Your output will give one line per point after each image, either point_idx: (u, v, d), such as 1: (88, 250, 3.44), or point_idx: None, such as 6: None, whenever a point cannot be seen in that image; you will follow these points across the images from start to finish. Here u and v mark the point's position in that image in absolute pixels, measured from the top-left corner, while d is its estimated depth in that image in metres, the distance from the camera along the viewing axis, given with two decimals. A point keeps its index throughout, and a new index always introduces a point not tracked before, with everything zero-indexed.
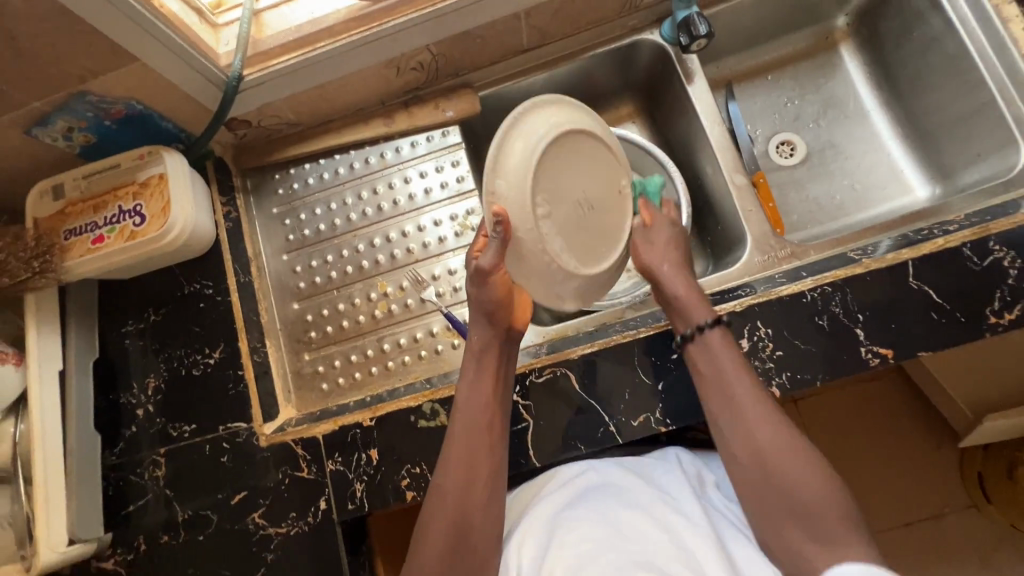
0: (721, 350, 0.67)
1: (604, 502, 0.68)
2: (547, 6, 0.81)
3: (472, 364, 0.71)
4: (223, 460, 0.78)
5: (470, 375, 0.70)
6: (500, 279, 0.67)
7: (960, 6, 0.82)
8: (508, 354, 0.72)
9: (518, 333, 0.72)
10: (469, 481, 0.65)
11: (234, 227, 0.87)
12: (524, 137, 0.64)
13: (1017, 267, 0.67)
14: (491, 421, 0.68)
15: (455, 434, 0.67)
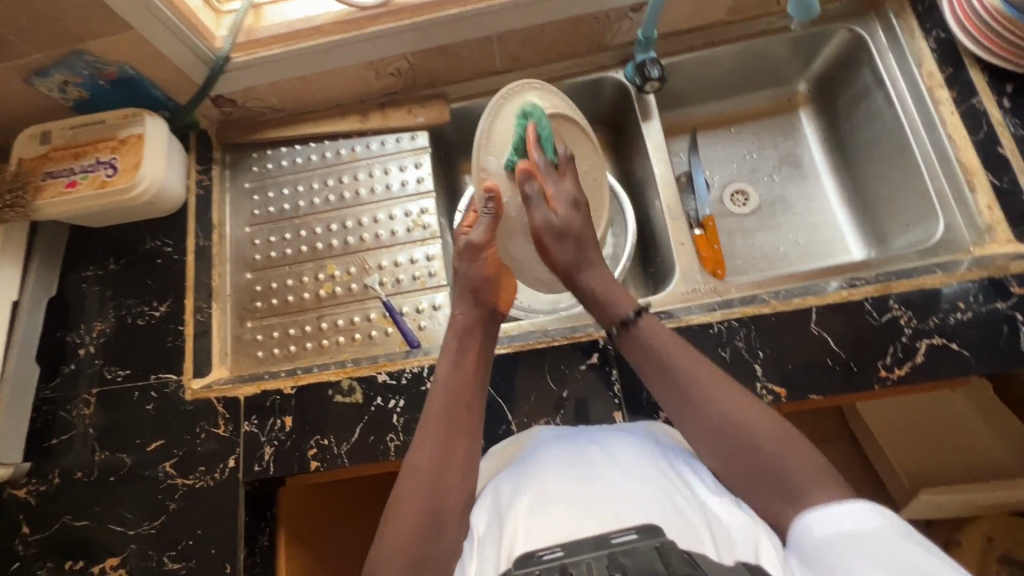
0: (652, 339, 0.68)
1: (574, 448, 0.61)
2: (517, 33, 0.88)
3: (454, 341, 0.72)
4: (148, 408, 0.81)
5: (451, 354, 0.71)
6: (489, 256, 0.73)
7: (898, 84, 0.88)
8: (491, 335, 0.74)
9: (502, 313, 0.75)
10: (443, 459, 0.63)
11: (204, 195, 0.94)
12: (507, 120, 0.74)
13: (912, 327, 0.72)
14: (468, 402, 0.68)
15: (433, 408, 0.67)
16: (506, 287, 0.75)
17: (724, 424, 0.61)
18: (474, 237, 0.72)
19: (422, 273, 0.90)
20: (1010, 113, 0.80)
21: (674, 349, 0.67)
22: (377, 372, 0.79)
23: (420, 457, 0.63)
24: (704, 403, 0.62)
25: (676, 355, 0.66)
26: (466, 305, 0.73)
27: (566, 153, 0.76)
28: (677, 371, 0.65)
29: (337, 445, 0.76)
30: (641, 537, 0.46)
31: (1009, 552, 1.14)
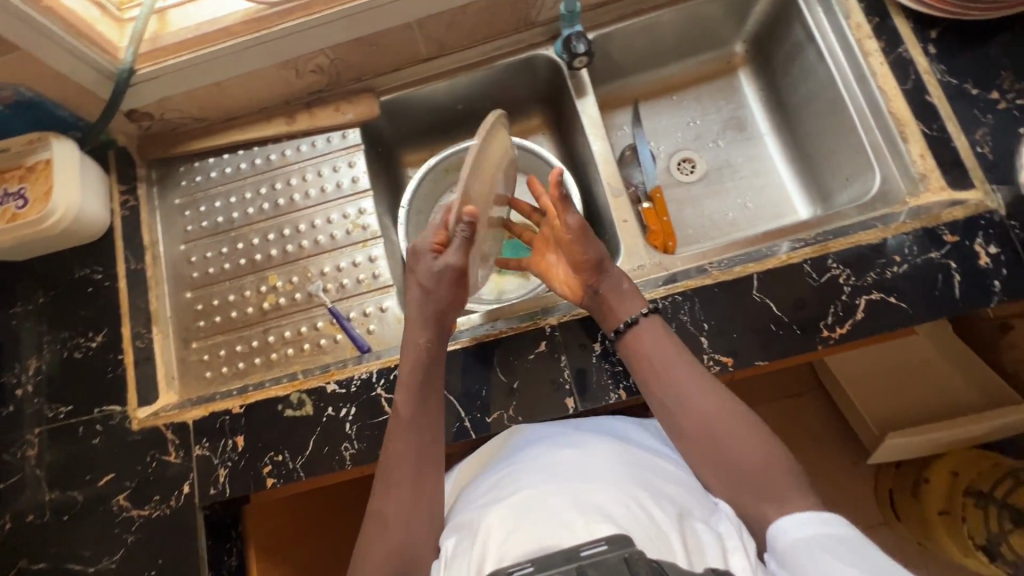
0: (652, 336, 0.69)
1: (549, 459, 0.61)
2: (437, 18, 0.85)
3: (412, 371, 0.69)
4: (95, 442, 0.79)
5: (405, 383, 0.69)
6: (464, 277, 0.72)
7: (829, 37, 0.87)
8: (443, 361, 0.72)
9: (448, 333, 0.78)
10: (405, 493, 0.62)
11: (131, 216, 0.90)
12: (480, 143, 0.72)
13: (851, 284, 0.72)
14: (424, 430, 0.66)
15: (395, 443, 0.65)
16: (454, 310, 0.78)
17: (720, 431, 0.61)
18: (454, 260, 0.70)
19: (367, 275, 0.88)
20: (935, 60, 0.79)
21: (676, 354, 0.67)
22: (326, 382, 0.77)
23: (386, 486, 0.63)
24: (701, 409, 0.62)
25: (678, 359, 0.66)
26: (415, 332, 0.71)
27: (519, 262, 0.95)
28: (679, 373, 0.65)
29: (291, 460, 0.75)
30: (610, 548, 0.46)
31: (973, 484, 1.17)
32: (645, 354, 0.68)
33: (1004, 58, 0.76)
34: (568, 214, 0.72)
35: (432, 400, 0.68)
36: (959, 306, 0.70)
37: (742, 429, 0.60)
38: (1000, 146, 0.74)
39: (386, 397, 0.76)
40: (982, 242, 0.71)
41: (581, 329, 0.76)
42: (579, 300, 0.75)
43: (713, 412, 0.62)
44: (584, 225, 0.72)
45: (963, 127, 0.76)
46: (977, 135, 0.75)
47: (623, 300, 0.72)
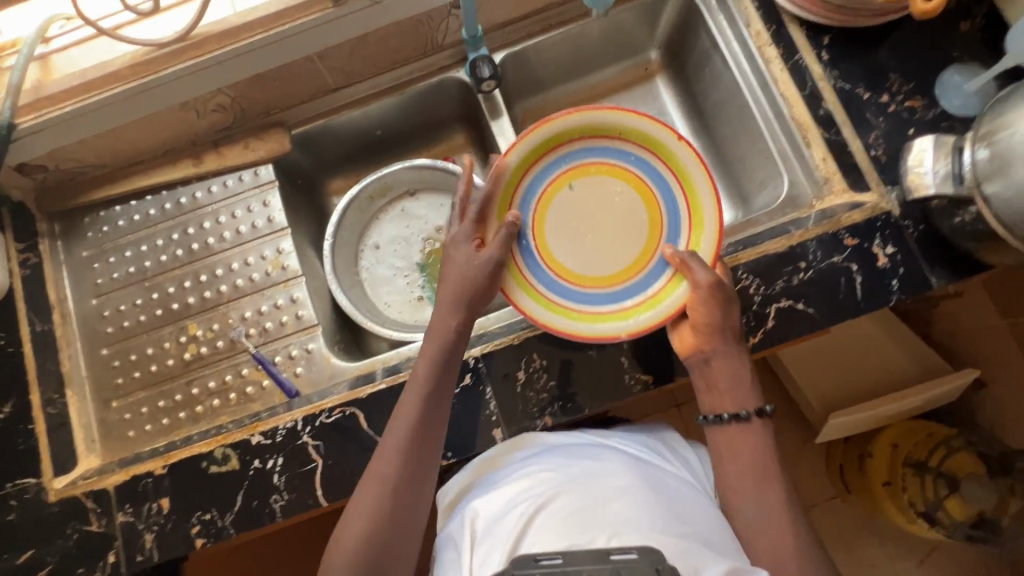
0: (754, 438, 0.65)
1: (579, 465, 0.65)
2: (338, 49, 0.83)
3: (449, 355, 0.68)
4: (9, 519, 0.75)
5: (425, 362, 0.67)
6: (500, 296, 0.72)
7: (732, 45, 0.88)
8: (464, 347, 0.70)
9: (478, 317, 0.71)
10: (404, 471, 0.62)
11: (34, 274, 0.86)
12: (686, 220, 0.74)
13: (761, 294, 0.74)
14: (433, 415, 0.65)
15: (406, 418, 0.65)
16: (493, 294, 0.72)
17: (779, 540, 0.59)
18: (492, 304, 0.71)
19: (290, 316, 0.86)
20: (829, 66, 0.81)
21: (764, 456, 0.64)
22: (250, 434, 0.75)
23: (390, 457, 0.63)
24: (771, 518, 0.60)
25: (763, 460, 0.64)
26: (445, 313, 0.69)
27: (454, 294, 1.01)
28: (763, 477, 0.63)
29: (220, 518, 0.73)
30: (640, 558, 0.48)
31: (911, 454, 1.23)
32: (733, 444, 0.65)
33: (891, 61, 0.79)
34: (696, 274, 0.67)
35: (451, 393, 0.67)
36: (862, 307, 0.72)
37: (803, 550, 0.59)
38: (891, 148, 0.76)
39: (313, 445, 0.74)
40: (880, 243, 0.73)
41: (505, 360, 0.75)
42: (684, 357, 0.70)
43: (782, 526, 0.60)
44: (718, 285, 0.67)
45: (857, 131, 0.78)
46: (870, 138, 0.77)
47: (738, 383, 0.67)
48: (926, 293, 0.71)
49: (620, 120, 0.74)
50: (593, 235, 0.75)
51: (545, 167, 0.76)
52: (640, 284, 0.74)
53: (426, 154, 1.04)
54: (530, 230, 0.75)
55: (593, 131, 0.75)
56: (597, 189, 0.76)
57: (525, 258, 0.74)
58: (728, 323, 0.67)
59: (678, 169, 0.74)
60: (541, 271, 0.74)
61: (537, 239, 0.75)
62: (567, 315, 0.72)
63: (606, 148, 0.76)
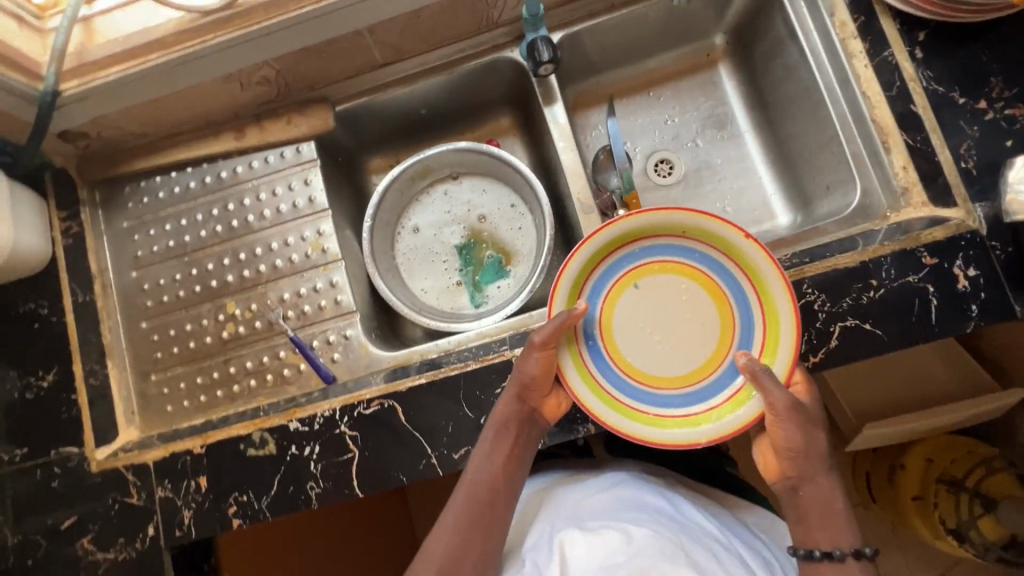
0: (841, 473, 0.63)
1: (668, 524, 0.66)
2: (390, 24, 0.78)
3: (514, 439, 0.68)
4: (53, 485, 0.77)
5: (486, 447, 0.68)
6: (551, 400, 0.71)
7: (812, 36, 0.81)
8: (527, 435, 0.69)
9: (539, 416, 0.70)
10: (462, 544, 0.64)
11: (76, 243, 0.85)
12: (761, 325, 0.69)
13: (826, 311, 0.70)
14: (492, 502, 0.66)
15: (465, 490, 0.66)
16: (554, 395, 0.71)
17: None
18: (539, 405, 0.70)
19: (329, 301, 0.84)
20: (922, 65, 0.73)
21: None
22: (289, 420, 0.75)
23: (449, 520, 0.65)
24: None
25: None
26: (510, 403, 0.68)
27: (495, 284, 0.99)
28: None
29: (256, 500, 0.73)
30: None
31: (946, 471, 1.18)
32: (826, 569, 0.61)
33: (993, 62, 0.71)
34: (771, 393, 0.62)
35: (516, 477, 0.68)
36: (935, 332, 0.68)
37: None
38: (983, 160, 0.70)
39: (350, 435, 0.73)
40: (961, 264, 0.68)
41: None
42: (771, 480, 0.67)
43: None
44: (795, 407, 0.62)
45: (947, 139, 0.72)
46: (961, 148, 0.71)
47: (828, 519, 0.63)
48: (1009, 322, 0.66)
49: (687, 220, 0.69)
50: (668, 336, 0.70)
51: (609, 264, 0.71)
52: (712, 389, 0.69)
53: (468, 139, 1.00)
54: (598, 328, 0.71)
55: (659, 231, 0.71)
56: (665, 289, 0.71)
57: (595, 360, 0.71)
58: (814, 450, 0.63)
59: (748, 269, 0.69)
60: (609, 373, 0.70)
61: (606, 341, 0.71)
62: (636, 420, 0.69)
63: (673, 247, 0.71)
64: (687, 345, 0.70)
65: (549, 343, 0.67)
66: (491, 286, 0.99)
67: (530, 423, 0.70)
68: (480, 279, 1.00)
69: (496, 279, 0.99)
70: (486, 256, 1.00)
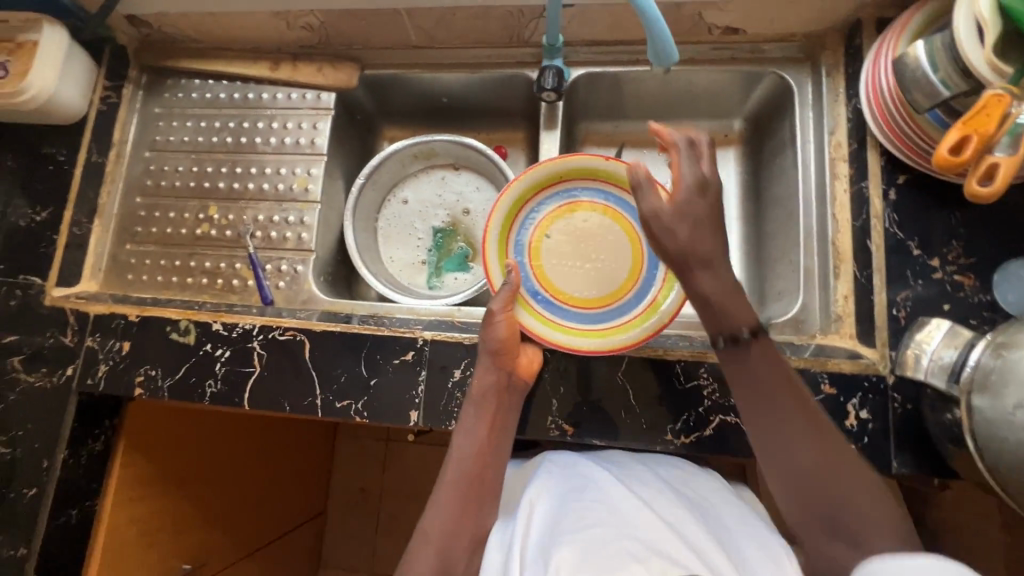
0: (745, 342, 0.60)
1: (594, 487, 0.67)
2: (428, 12, 0.85)
3: (491, 410, 0.70)
4: (10, 304, 0.87)
5: (468, 423, 0.70)
6: (527, 356, 0.74)
7: (809, 147, 0.83)
8: (508, 402, 0.72)
9: (518, 379, 0.72)
10: (458, 520, 0.65)
11: (108, 111, 0.95)
12: None
13: (713, 399, 0.71)
14: (481, 473, 0.68)
15: (452, 466, 0.68)
16: (526, 354, 0.74)
17: (863, 528, 0.53)
18: (517, 364, 0.72)
19: (294, 234, 0.92)
20: (891, 207, 0.73)
21: (801, 428, 0.57)
22: (214, 320, 0.82)
23: (439, 502, 0.66)
24: (843, 498, 0.54)
25: (807, 438, 0.57)
26: (487, 371, 0.71)
27: (454, 274, 1.05)
28: (817, 461, 0.56)
29: (161, 378, 0.81)
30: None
31: None
32: (750, 416, 0.59)
33: (962, 226, 0.71)
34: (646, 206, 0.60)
35: (499, 447, 0.70)
36: None
37: (891, 532, 0.52)
38: (915, 314, 0.70)
39: (259, 352, 0.80)
40: (857, 403, 0.69)
41: (448, 354, 0.77)
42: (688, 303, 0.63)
43: (864, 506, 0.53)
44: (661, 210, 0.59)
45: (888, 283, 0.71)
46: (898, 296, 0.71)
47: (716, 305, 0.60)
48: (881, 474, 0.67)
49: (551, 167, 0.79)
50: (591, 261, 0.80)
51: (521, 223, 0.81)
52: (643, 286, 0.78)
53: (482, 138, 1.06)
54: (538, 281, 0.79)
55: (545, 185, 0.81)
56: (571, 227, 0.81)
57: (540, 302, 0.78)
58: (699, 242, 0.59)
59: (606, 178, 0.81)
60: (557, 307, 0.78)
61: (549, 289, 0.79)
62: (592, 337, 0.76)
63: (556, 195, 0.82)
64: (611, 264, 0.80)
65: (510, 306, 0.72)
66: (450, 275, 1.05)
67: (510, 391, 0.72)
68: (442, 266, 1.05)
69: (457, 270, 1.05)
70: (456, 247, 1.06)
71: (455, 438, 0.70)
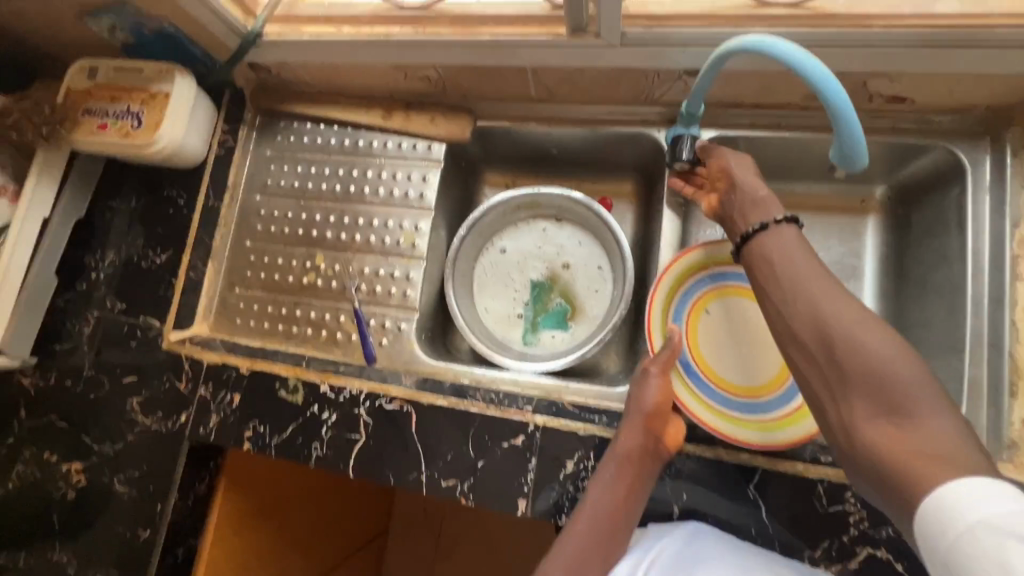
0: (786, 243, 0.58)
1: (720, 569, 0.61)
2: (554, 71, 0.80)
3: (635, 472, 0.68)
4: (131, 344, 0.90)
5: (606, 478, 0.68)
6: (675, 426, 0.71)
7: (983, 236, 0.73)
8: (650, 472, 0.69)
9: (664, 448, 0.69)
10: (582, 568, 0.64)
11: (225, 155, 0.97)
12: None
13: (860, 528, 0.66)
14: (613, 530, 0.66)
15: (583, 515, 0.67)
16: (674, 423, 0.71)
17: (911, 403, 0.46)
18: (664, 432, 0.70)
19: (399, 291, 0.90)
20: None
21: (835, 296, 0.52)
22: (321, 381, 0.82)
23: (568, 547, 0.65)
24: (882, 367, 0.47)
25: (845, 309, 0.51)
26: (634, 432, 0.69)
27: (550, 332, 1.01)
28: (853, 331, 0.50)
29: (269, 435, 0.81)
30: None
31: None
32: (780, 287, 0.55)
33: None
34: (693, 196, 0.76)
35: (635, 509, 0.68)
36: None
37: (941, 408, 0.46)
38: None
39: (364, 420, 0.79)
40: None
41: (561, 444, 0.74)
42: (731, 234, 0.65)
43: (910, 379, 0.47)
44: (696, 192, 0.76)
45: None
46: None
47: (758, 204, 0.63)
48: None
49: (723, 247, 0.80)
50: (747, 348, 0.78)
51: (686, 293, 0.81)
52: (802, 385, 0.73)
53: (586, 188, 1.01)
54: (706, 377, 0.76)
55: (703, 262, 0.81)
56: (732, 309, 0.80)
57: (715, 398, 0.75)
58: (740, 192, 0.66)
59: None
60: (733, 401, 0.75)
61: (700, 364, 0.77)
62: (785, 427, 0.71)
63: (722, 273, 0.81)
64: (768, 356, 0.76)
65: (665, 371, 0.72)
66: (546, 333, 1.01)
67: (655, 458, 0.69)
68: (538, 322, 1.01)
69: (554, 328, 1.01)
70: (553, 304, 1.02)
71: (590, 487, 0.69)
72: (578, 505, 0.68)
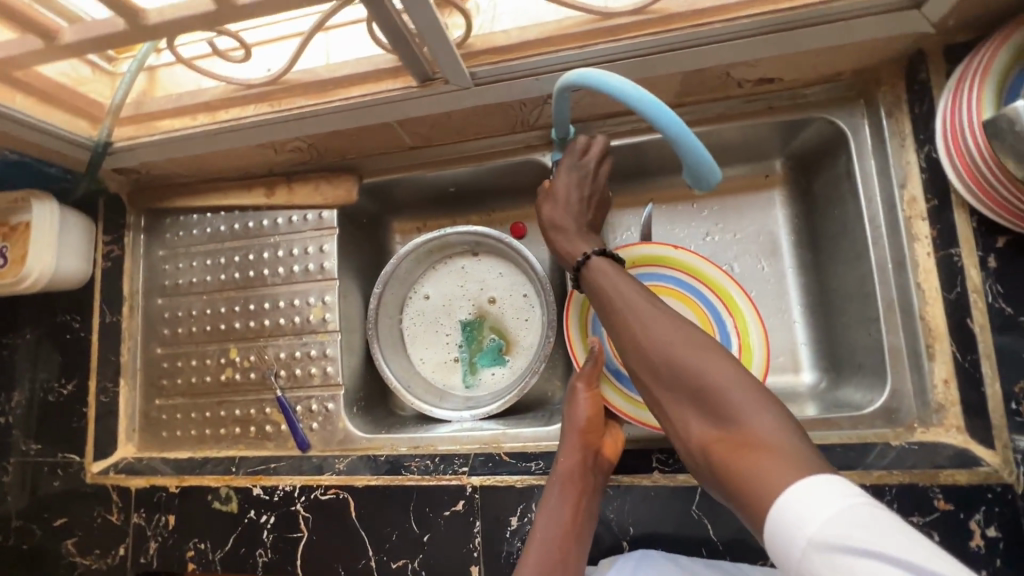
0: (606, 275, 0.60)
1: None
2: (420, 120, 0.77)
3: (579, 492, 0.66)
4: (55, 484, 0.86)
5: (552, 503, 0.65)
6: (612, 438, 0.70)
7: (876, 201, 0.72)
8: (595, 491, 0.67)
9: (604, 462, 0.68)
10: None
11: (114, 266, 0.92)
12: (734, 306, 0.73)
13: None
14: (566, 556, 0.63)
15: (534, 547, 0.63)
16: (611, 435, 0.70)
17: (727, 403, 0.46)
18: (602, 446, 0.68)
19: (319, 369, 0.87)
20: (992, 277, 0.62)
21: (655, 314, 0.53)
22: (253, 484, 0.79)
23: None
24: (698, 372, 0.48)
25: (659, 323, 0.52)
26: (572, 452, 0.67)
27: (489, 369, 0.97)
28: (671, 345, 0.50)
29: (211, 551, 0.78)
30: None
31: None
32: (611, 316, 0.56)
33: None
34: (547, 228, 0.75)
35: (586, 530, 0.65)
36: None
37: (763, 400, 0.45)
38: None
39: (303, 515, 0.76)
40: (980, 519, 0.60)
41: (500, 502, 0.71)
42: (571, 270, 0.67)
43: (721, 378, 0.47)
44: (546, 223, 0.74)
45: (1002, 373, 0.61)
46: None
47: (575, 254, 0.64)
48: None
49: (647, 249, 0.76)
50: None
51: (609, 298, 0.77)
52: None
53: (494, 218, 0.98)
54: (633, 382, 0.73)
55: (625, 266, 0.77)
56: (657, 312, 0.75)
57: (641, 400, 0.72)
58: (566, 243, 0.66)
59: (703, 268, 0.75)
60: None
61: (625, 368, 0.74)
62: None
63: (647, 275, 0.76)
64: None
65: (593, 382, 0.70)
66: (485, 371, 0.98)
67: (597, 475, 0.67)
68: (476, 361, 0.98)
69: (492, 365, 0.98)
70: (488, 340, 0.98)
71: (538, 516, 0.66)
72: (529, 539, 0.65)
